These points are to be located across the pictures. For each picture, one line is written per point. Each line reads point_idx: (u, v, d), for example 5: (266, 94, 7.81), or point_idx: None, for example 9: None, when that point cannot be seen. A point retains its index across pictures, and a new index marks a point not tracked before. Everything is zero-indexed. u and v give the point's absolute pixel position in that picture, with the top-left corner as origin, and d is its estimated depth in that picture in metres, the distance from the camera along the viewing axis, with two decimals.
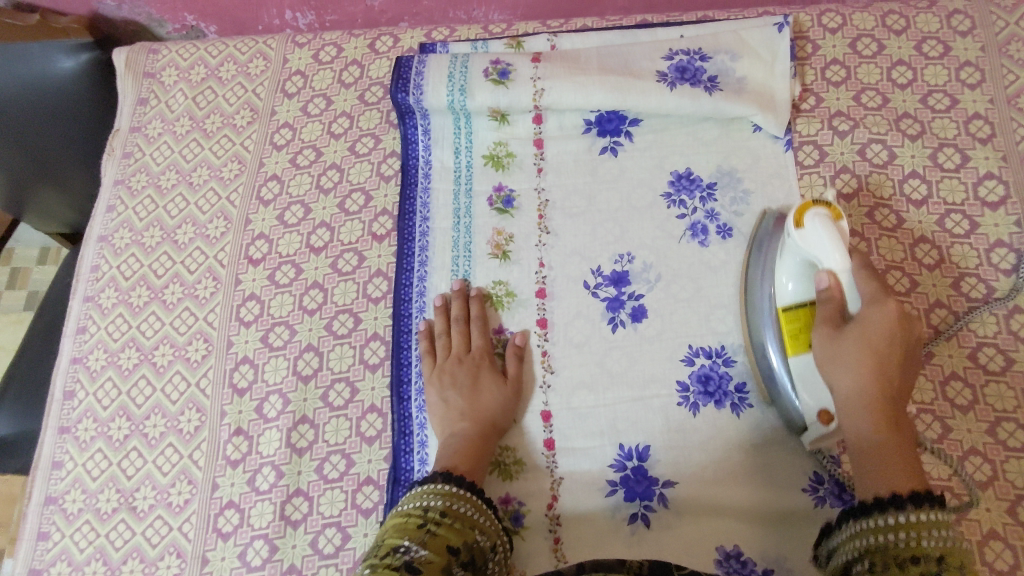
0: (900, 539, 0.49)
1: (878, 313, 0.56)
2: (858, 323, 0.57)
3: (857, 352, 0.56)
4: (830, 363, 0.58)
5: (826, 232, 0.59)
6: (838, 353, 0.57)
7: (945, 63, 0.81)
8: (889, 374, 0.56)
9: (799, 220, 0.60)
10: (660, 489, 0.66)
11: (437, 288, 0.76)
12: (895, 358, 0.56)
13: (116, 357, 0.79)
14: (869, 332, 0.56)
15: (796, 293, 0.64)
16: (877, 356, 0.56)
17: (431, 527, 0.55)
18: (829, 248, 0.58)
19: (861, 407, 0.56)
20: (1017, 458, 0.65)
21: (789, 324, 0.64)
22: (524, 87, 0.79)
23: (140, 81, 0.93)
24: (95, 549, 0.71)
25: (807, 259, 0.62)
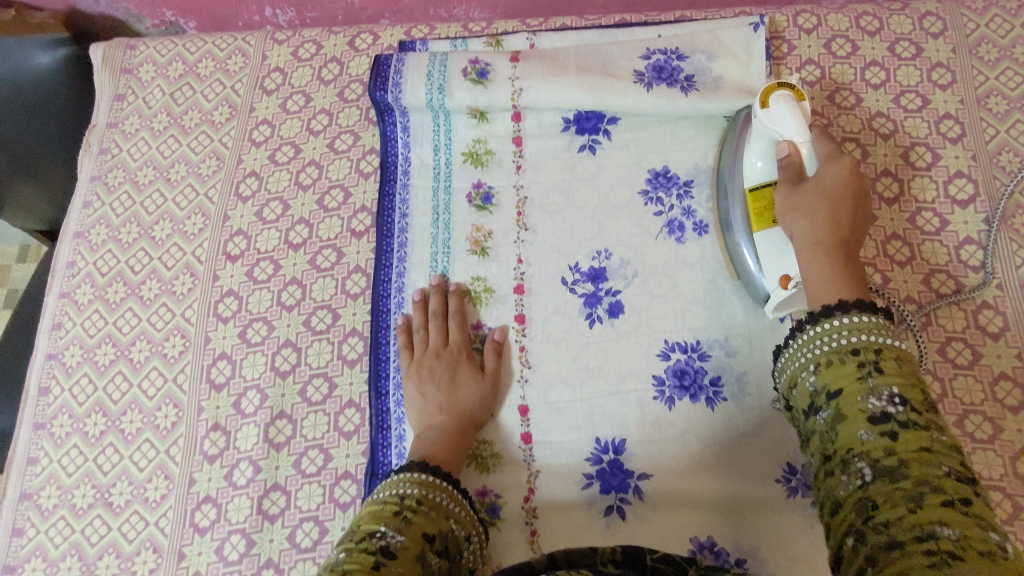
0: (840, 342, 0.51)
1: (834, 169, 0.61)
2: (814, 181, 0.62)
3: (818, 203, 0.60)
4: (792, 216, 0.62)
5: (789, 108, 0.63)
6: (798, 207, 0.61)
7: (917, 64, 0.83)
8: (841, 219, 0.59)
9: (765, 101, 0.64)
10: (636, 481, 0.67)
11: (415, 284, 0.76)
12: (848, 201, 0.60)
13: (92, 353, 0.78)
14: (825, 185, 0.61)
15: (762, 170, 0.67)
16: (833, 203, 0.60)
17: (407, 514, 0.55)
18: (789, 121, 0.63)
19: (817, 246, 0.59)
20: (984, 450, 0.66)
21: (755, 203, 0.67)
22: (502, 86, 0.79)
23: (117, 76, 0.92)
24: (71, 545, 0.70)
25: (770, 137, 0.66)
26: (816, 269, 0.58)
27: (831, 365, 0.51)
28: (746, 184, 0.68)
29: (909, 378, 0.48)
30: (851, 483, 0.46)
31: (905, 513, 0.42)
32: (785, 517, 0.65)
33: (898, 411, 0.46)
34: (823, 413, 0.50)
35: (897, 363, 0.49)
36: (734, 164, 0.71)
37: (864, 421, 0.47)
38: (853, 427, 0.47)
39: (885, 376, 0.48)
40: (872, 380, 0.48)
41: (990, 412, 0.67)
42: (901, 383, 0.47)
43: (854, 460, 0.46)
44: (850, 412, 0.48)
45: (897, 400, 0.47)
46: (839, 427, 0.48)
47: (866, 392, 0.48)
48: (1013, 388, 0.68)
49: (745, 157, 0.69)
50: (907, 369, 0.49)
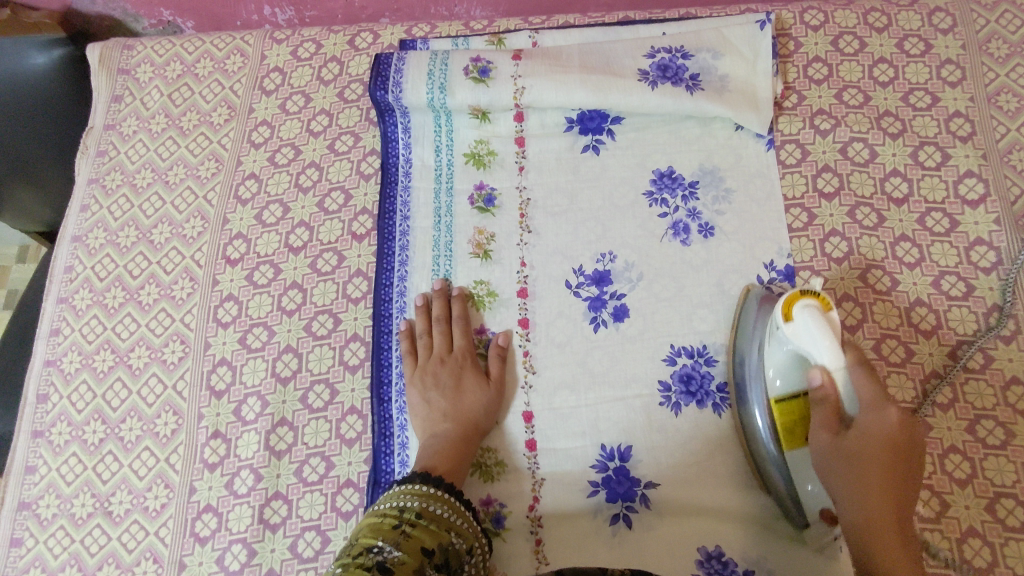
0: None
1: (879, 415, 0.54)
2: (859, 429, 0.54)
3: (861, 457, 0.53)
4: (833, 464, 0.55)
5: (817, 324, 0.55)
6: (840, 459, 0.54)
7: (926, 61, 0.81)
8: (891, 482, 0.52)
9: (788, 313, 0.57)
10: (642, 489, 0.66)
11: (418, 288, 0.75)
12: (897, 456, 0.53)
13: (91, 360, 0.77)
14: (868, 432, 0.54)
15: (787, 385, 0.60)
16: (880, 463, 0.53)
17: (406, 528, 0.54)
18: (819, 342, 0.55)
19: (864, 520, 0.51)
20: (996, 455, 0.65)
21: (783, 417, 0.60)
22: (505, 85, 0.78)
23: (114, 77, 0.91)
24: (70, 555, 0.69)
25: (795, 351, 0.58)
26: (868, 544, 0.51)
27: None
28: (769, 393, 0.61)
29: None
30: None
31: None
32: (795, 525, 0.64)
33: None
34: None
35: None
36: (755, 351, 0.64)
37: None
38: None
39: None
40: None
41: (1002, 418, 0.66)
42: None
43: None
44: None
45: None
46: None
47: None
48: None
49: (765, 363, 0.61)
50: None
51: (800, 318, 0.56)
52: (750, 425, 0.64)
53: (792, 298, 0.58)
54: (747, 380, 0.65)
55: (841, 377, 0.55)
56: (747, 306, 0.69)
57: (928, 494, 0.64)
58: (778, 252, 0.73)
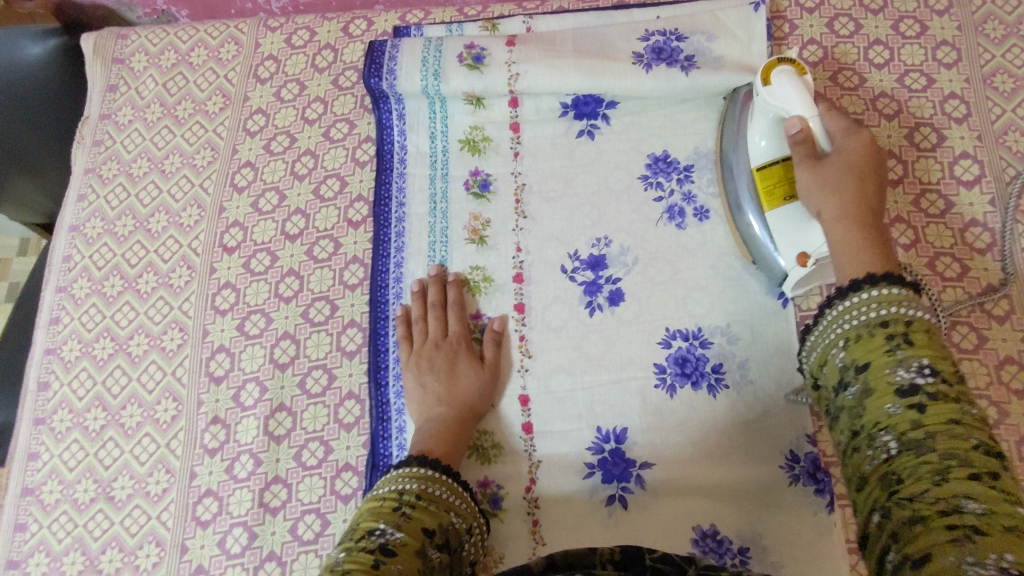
0: (869, 317, 0.49)
1: (850, 143, 0.61)
2: (835, 154, 0.61)
3: (840, 174, 0.59)
4: (812, 186, 0.60)
5: (791, 82, 0.61)
6: (822, 180, 0.60)
7: (922, 42, 0.81)
8: (866, 192, 0.59)
9: (768, 78, 0.63)
10: (638, 470, 0.67)
11: (414, 274, 0.76)
12: (870, 173, 0.60)
13: (90, 347, 0.78)
14: (841, 157, 0.60)
15: (769, 148, 0.66)
16: (854, 176, 0.59)
17: (406, 510, 0.55)
18: (795, 98, 0.61)
19: (846, 217, 0.58)
20: (988, 434, 0.65)
21: (765, 181, 0.66)
22: (499, 71, 0.78)
23: (109, 67, 0.91)
24: (73, 540, 0.70)
25: (776, 116, 0.64)
26: (849, 240, 0.57)
27: (860, 340, 0.49)
28: (753, 163, 0.67)
29: (939, 353, 0.46)
30: (876, 459, 0.45)
31: (931, 480, 0.41)
32: (789, 506, 0.64)
33: (927, 383, 0.44)
34: (851, 388, 0.48)
35: (929, 337, 0.47)
36: (737, 143, 0.70)
37: (893, 394, 0.45)
38: (880, 401, 0.46)
39: (915, 349, 0.46)
40: (900, 352, 0.46)
41: (995, 397, 0.67)
42: (932, 360, 0.46)
43: (881, 434, 0.45)
44: (878, 386, 0.46)
45: (929, 373, 0.45)
46: (867, 404, 0.46)
47: (895, 364, 0.46)
48: (1018, 372, 0.67)
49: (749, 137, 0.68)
50: (938, 344, 0.47)
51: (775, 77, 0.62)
52: (739, 208, 0.70)
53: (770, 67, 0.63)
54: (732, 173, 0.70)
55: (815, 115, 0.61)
56: (732, 100, 0.75)
57: None
58: None
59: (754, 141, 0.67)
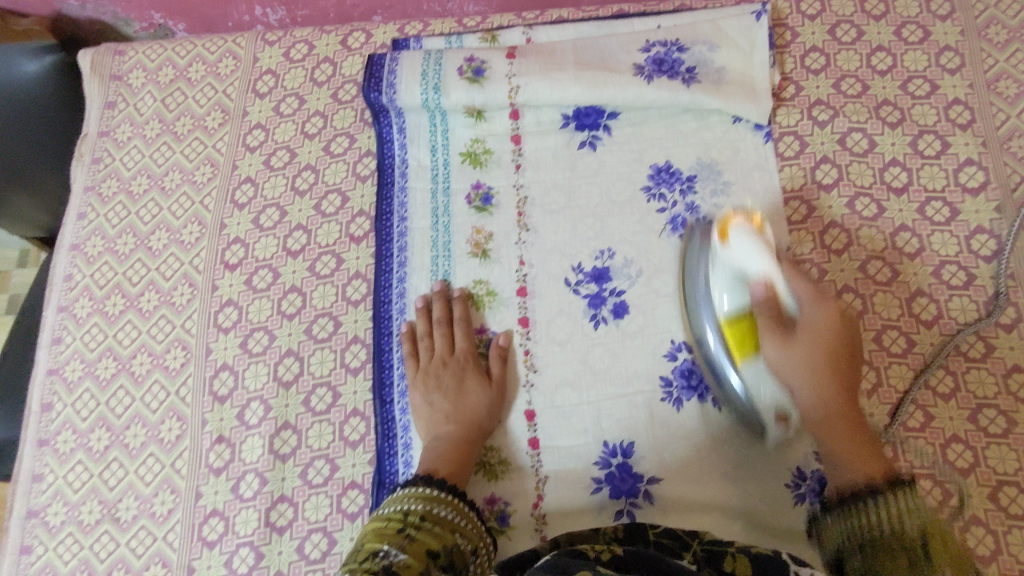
0: (880, 521, 0.51)
1: (820, 313, 0.59)
2: (807, 327, 0.59)
3: (811, 354, 0.58)
4: (779, 360, 0.59)
5: (750, 240, 0.61)
6: (801, 361, 0.58)
7: (924, 49, 0.81)
8: (845, 377, 0.59)
9: (725, 235, 0.62)
10: (645, 485, 0.66)
11: (417, 289, 0.75)
12: (844, 344, 0.59)
13: (93, 367, 0.78)
14: (809, 326, 0.59)
15: (733, 303, 0.63)
16: (831, 355, 0.58)
17: (410, 531, 0.55)
18: (755, 255, 0.60)
19: (829, 417, 0.58)
20: (998, 444, 0.65)
21: (733, 334, 0.63)
22: (500, 84, 0.77)
23: (107, 84, 0.91)
24: (79, 562, 0.70)
25: (736, 272, 0.62)
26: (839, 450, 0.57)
27: (877, 553, 0.50)
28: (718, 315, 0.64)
29: (956, 556, 0.49)
30: None
31: None
32: (796, 520, 0.64)
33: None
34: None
35: (944, 546, 0.49)
36: (698, 268, 0.68)
37: None
38: None
39: (933, 562, 0.48)
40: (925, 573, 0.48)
41: (1004, 406, 0.66)
42: (953, 567, 0.48)
43: None
44: None
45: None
46: None
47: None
48: None
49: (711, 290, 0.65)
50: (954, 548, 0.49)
51: (735, 236, 0.62)
52: (707, 352, 0.66)
53: (726, 221, 0.63)
54: (694, 300, 0.67)
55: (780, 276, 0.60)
56: (691, 239, 0.72)
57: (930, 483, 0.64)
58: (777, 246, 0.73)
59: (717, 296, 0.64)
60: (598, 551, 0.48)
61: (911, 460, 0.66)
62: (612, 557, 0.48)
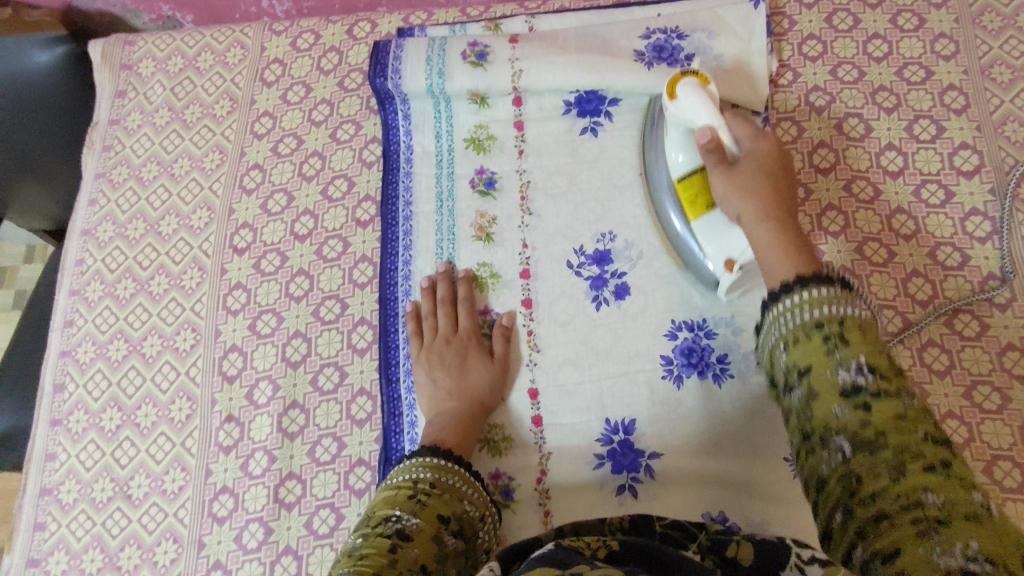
0: (805, 316, 0.47)
1: (758, 149, 0.62)
2: (747, 160, 0.62)
3: (750, 178, 0.60)
4: (722, 190, 0.61)
5: (696, 94, 0.64)
6: (739, 185, 0.60)
7: (920, 36, 0.82)
8: (780, 196, 0.60)
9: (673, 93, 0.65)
10: (647, 460, 0.68)
11: (422, 271, 0.77)
12: (778, 171, 0.61)
13: (104, 349, 0.79)
14: (745, 159, 0.62)
15: (686, 161, 0.67)
16: (768, 180, 0.60)
17: (420, 498, 0.56)
18: (699, 107, 0.63)
19: (766, 220, 0.58)
20: (993, 420, 0.66)
21: (687, 192, 0.67)
22: (502, 70, 0.79)
23: (117, 73, 0.92)
24: (92, 538, 0.72)
25: (685, 129, 0.66)
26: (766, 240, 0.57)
27: (799, 342, 0.46)
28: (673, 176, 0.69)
29: (876, 344, 0.44)
30: (833, 461, 0.42)
31: (889, 480, 0.39)
32: (794, 495, 0.65)
33: (869, 382, 0.42)
34: (796, 391, 0.46)
35: (863, 334, 0.45)
36: (656, 145, 0.74)
37: (836, 394, 0.43)
38: (827, 406, 0.44)
39: (851, 348, 0.44)
40: (839, 353, 0.44)
41: (998, 382, 0.67)
42: (869, 354, 0.44)
43: (833, 440, 0.43)
44: (821, 389, 0.44)
45: (869, 370, 0.43)
46: (813, 406, 0.44)
47: (835, 365, 0.44)
48: (1020, 358, 0.68)
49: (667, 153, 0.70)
50: (875, 337, 0.45)
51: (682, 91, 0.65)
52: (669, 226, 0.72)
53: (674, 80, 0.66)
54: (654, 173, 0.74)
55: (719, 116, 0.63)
56: (648, 116, 0.78)
57: None
58: None
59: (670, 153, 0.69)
60: (593, 547, 0.45)
61: None
62: (606, 555, 0.45)
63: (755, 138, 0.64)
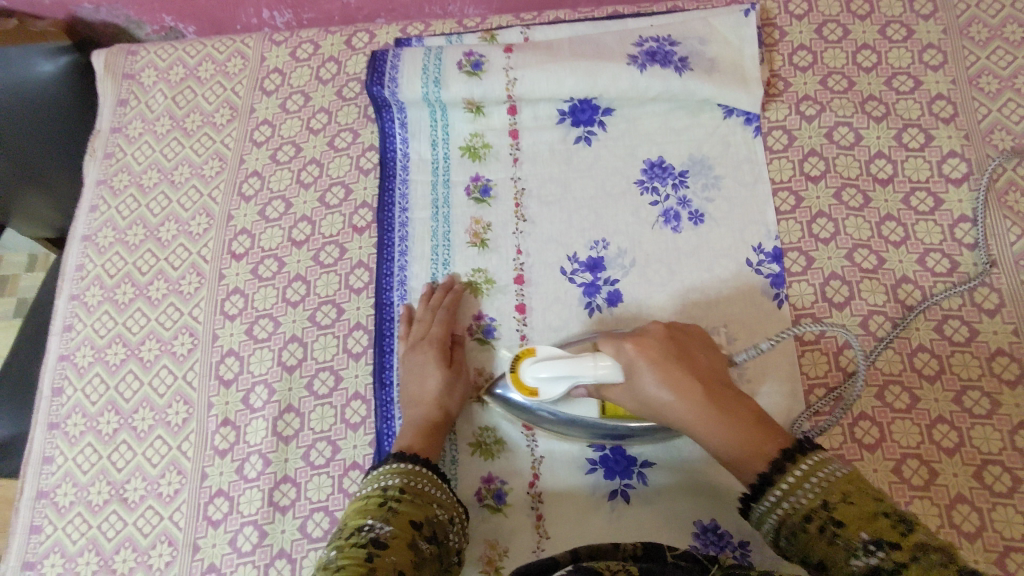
0: (790, 503, 0.49)
1: (628, 360, 0.56)
2: (635, 379, 0.56)
3: (655, 385, 0.54)
4: (649, 409, 0.56)
5: (548, 373, 0.61)
6: (653, 398, 0.55)
7: (908, 46, 0.83)
8: (694, 382, 0.54)
9: (534, 392, 0.63)
10: (639, 467, 0.68)
11: (418, 277, 0.78)
12: (670, 359, 0.55)
13: (103, 353, 0.80)
14: (635, 376, 0.55)
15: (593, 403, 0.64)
16: (670, 371, 0.54)
17: (391, 504, 0.56)
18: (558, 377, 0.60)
19: (707, 420, 0.53)
20: (982, 424, 0.67)
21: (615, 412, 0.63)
22: (498, 77, 0.80)
23: (119, 82, 0.94)
24: (88, 541, 0.72)
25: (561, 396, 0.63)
26: (726, 438, 0.52)
27: (798, 534, 0.48)
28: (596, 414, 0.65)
29: (863, 510, 0.45)
30: None
31: None
32: None
33: (882, 559, 0.43)
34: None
35: (853, 502, 0.46)
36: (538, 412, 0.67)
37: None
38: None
39: (847, 527, 0.45)
40: (840, 538, 0.45)
41: (988, 388, 0.68)
42: (865, 526, 0.44)
43: None
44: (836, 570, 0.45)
45: (876, 545, 0.43)
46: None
47: (846, 555, 0.45)
48: (1009, 363, 0.68)
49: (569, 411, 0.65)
50: (862, 497, 0.46)
51: (529, 379, 0.63)
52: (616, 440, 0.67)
53: (520, 382, 0.64)
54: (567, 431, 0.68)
55: (585, 359, 0.59)
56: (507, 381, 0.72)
57: (916, 462, 0.66)
58: (765, 235, 0.76)
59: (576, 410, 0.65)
60: None
61: (897, 440, 0.67)
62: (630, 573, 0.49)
63: (629, 344, 0.56)
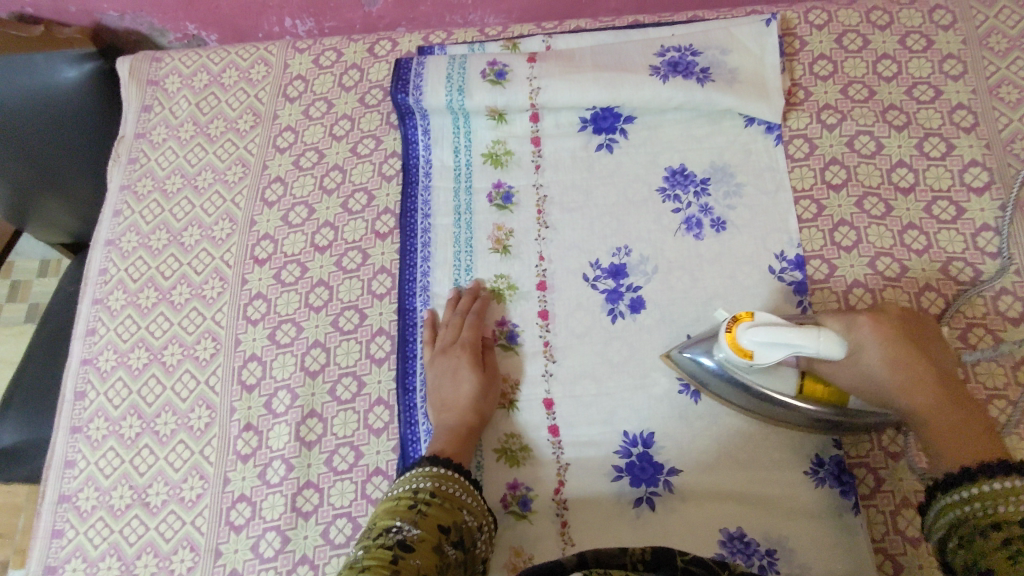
0: (980, 506, 0.47)
1: (859, 334, 0.58)
2: (858, 353, 0.58)
3: (880, 360, 0.57)
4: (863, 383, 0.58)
5: (770, 336, 0.58)
6: (872, 372, 0.57)
7: (928, 56, 0.84)
8: (922, 368, 0.56)
9: (747, 353, 0.59)
10: (665, 475, 0.68)
11: (440, 284, 0.78)
12: (906, 343, 0.57)
13: (126, 357, 0.80)
14: (861, 348, 0.57)
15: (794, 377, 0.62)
16: (902, 353, 0.57)
17: (421, 507, 0.56)
18: (782, 341, 0.57)
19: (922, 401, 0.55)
20: (1008, 434, 0.66)
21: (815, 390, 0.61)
22: (521, 86, 0.81)
23: (143, 88, 0.95)
24: (109, 546, 0.72)
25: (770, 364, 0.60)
26: (939, 420, 0.54)
27: (973, 539, 0.46)
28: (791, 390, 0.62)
29: None
30: None
31: None
32: (809, 506, 0.65)
33: None
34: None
35: None
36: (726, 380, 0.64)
37: None
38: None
39: None
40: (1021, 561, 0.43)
41: (1014, 397, 0.68)
42: None
43: None
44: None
45: None
46: None
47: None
48: None
49: (765, 382, 0.62)
50: None
51: (745, 342, 0.59)
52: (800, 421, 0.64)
53: (736, 342, 0.60)
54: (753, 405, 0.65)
55: (812, 329, 0.57)
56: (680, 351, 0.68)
57: None
58: (788, 242, 0.76)
59: (775, 381, 0.62)
60: None
61: None
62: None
63: (865, 318, 0.58)
